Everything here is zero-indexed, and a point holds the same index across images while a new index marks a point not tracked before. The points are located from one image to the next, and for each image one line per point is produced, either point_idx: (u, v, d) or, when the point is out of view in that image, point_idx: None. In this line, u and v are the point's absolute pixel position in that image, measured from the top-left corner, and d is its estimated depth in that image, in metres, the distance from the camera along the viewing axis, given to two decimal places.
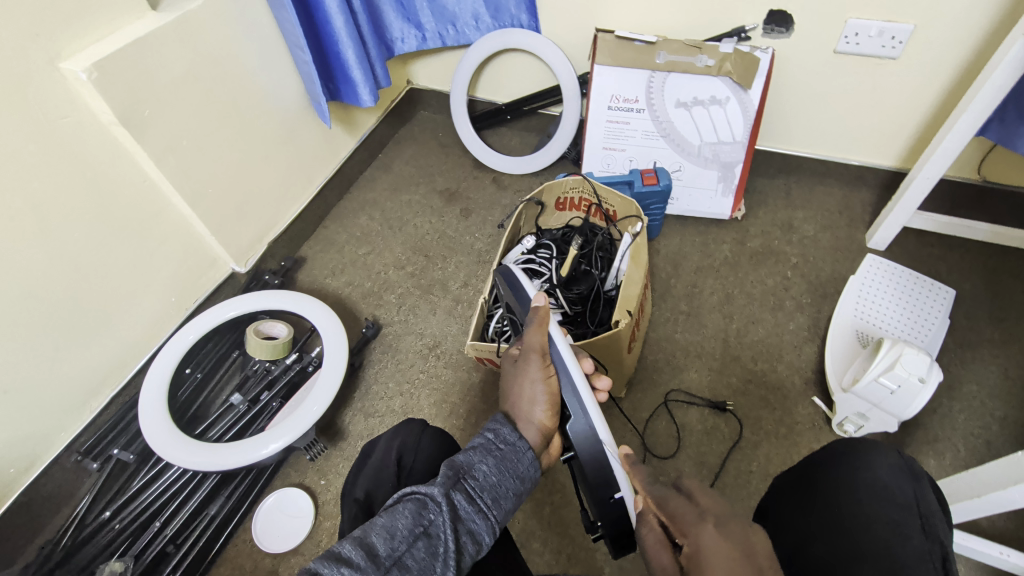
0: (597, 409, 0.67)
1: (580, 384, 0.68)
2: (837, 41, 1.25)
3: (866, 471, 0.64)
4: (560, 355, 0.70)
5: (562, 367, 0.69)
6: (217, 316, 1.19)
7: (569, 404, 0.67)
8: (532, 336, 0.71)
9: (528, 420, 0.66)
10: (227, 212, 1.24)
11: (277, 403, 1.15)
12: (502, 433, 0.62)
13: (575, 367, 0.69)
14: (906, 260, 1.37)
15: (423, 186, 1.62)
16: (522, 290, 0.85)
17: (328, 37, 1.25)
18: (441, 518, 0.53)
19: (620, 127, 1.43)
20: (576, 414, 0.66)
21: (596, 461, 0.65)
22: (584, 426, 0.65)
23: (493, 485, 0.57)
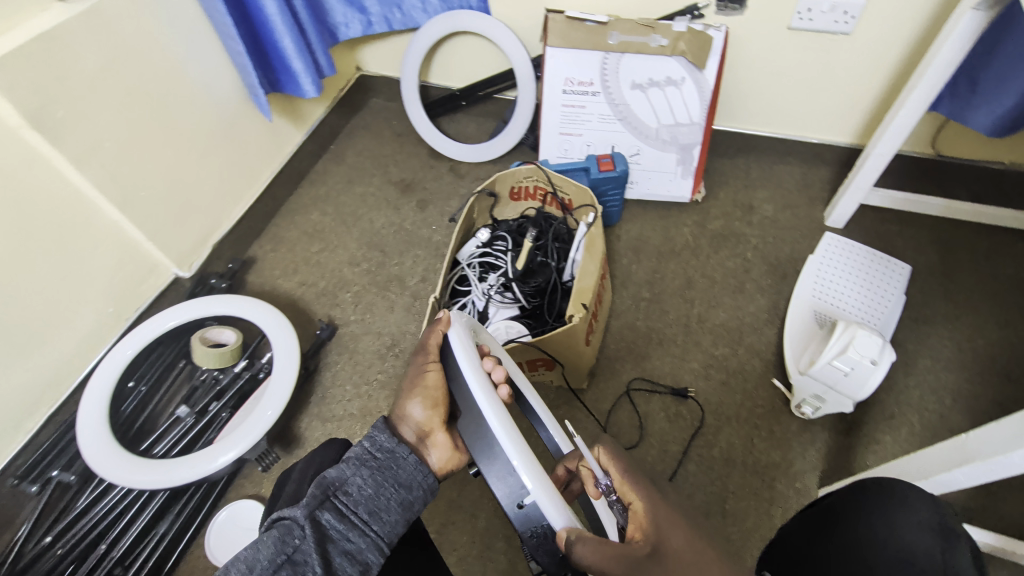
0: (489, 398, 0.53)
1: (477, 386, 0.55)
2: (791, 17, 1.22)
3: (889, 522, 0.53)
4: (451, 356, 0.58)
5: (456, 368, 0.57)
6: (157, 326, 1.14)
7: (458, 396, 0.56)
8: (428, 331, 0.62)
9: (406, 419, 0.63)
10: (163, 216, 1.18)
11: (226, 413, 1.12)
12: (378, 439, 0.59)
13: (471, 366, 0.56)
14: (864, 237, 1.37)
15: (378, 178, 1.57)
16: None
17: (262, 25, 1.18)
18: (307, 542, 0.49)
19: (577, 112, 1.39)
20: (465, 405, 0.55)
21: (508, 488, 0.50)
22: (483, 439, 0.52)
23: (369, 497, 0.55)
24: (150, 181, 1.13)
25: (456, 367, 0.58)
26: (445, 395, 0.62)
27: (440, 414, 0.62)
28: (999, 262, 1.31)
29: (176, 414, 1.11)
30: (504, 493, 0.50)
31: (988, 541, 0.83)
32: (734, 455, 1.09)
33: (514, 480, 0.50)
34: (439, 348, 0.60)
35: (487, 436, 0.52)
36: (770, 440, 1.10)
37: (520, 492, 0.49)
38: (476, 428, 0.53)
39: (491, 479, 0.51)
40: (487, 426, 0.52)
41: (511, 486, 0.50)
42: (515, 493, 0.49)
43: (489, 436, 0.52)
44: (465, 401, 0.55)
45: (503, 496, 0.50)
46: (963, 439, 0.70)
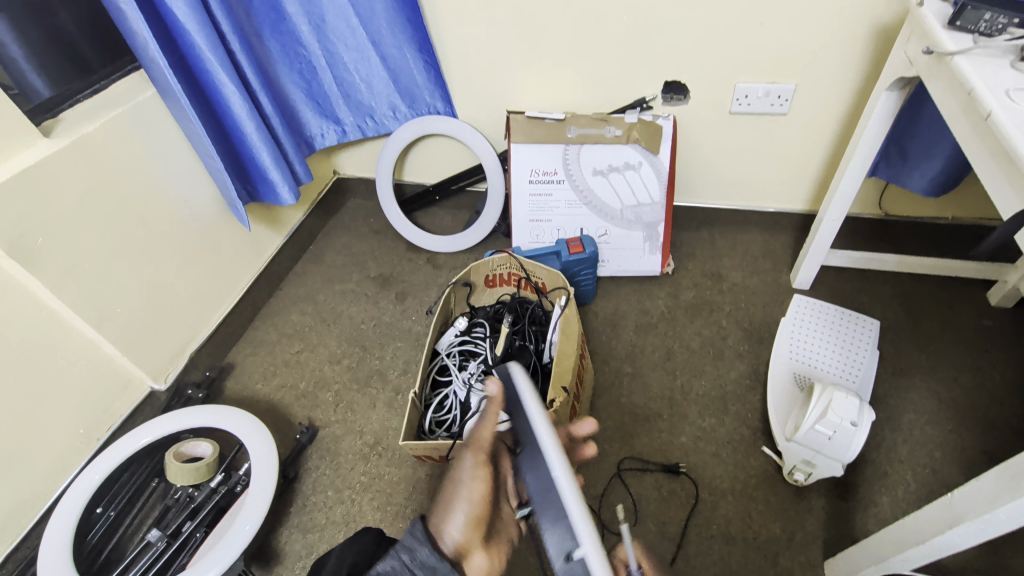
0: (556, 450, 0.59)
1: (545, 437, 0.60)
2: (731, 103, 1.34)
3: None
4: (520, 401, 0.65)
5: (524, 418, 0.63)
6: (129, 445, 1.10)
7: (524, 442, 0.61)
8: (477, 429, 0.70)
9: (445, 533, 0.59)
10: (138, 330, 1.18)
11: (201, 532, 1.06)
12: (418, 555, 0.54)
13: (539, 418, 0.62)
14: (831, 296, 1.42)
15: (357, 274, 1.60)
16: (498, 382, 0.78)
17: (240, 142, 1.25)
18: None
19: (544, 200, 1.47)
20: (530, 453, 0.60)
21: (560, 540, 0.53)
22: (545, 490, 0.57)
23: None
24: (126, 296, 1.15)
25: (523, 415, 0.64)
26: (487, 510, 0.62)
27: (481, 531, 0.61)
28: (962, 311, 1.35)
29: (147, 539, 1.05)
30: (555, 548, 0.53)
31: None
32: (734, 532, 1.05)
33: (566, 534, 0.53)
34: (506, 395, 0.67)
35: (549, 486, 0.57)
36: (768, 512, 1.07)
37: (572, 544, 0.53)
38: (539, 474, 0.58)
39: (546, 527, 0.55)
40: (551, 479, 0.57)
41: (565, 541, 0.53)
42: (564, 544, 0.53)
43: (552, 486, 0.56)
44: (532, 445, 0.60)
45: (556, 547, 0.53)
46: (947, 498, 0.69)
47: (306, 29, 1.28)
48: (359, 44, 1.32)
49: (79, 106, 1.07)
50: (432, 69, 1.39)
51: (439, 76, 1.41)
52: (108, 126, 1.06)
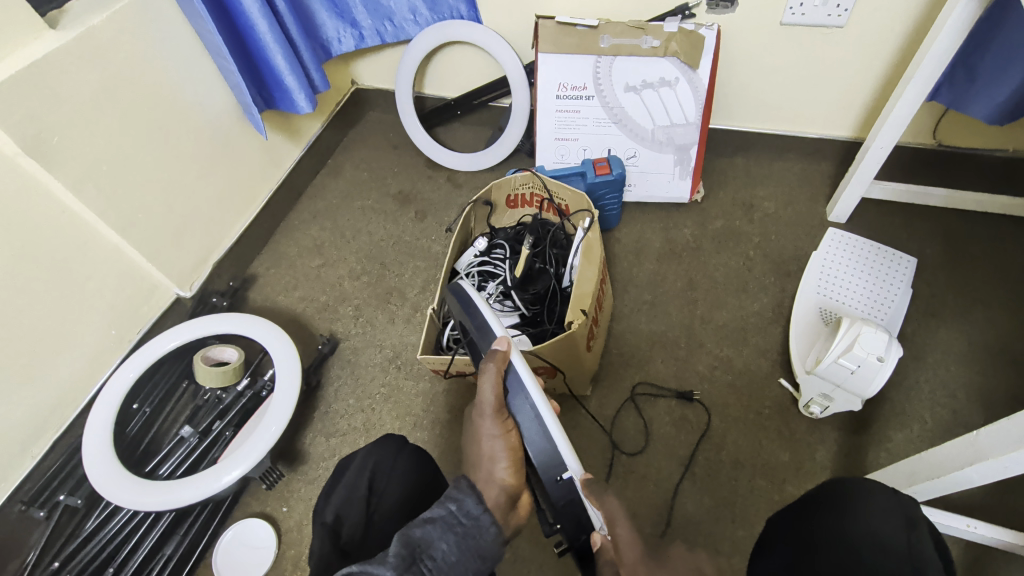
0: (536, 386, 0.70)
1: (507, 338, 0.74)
2: (783, 13, 1.21)
3: (859, 511, 0.61)
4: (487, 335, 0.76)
5: (481, 323, 0.78)
6: (158, 348, 1.15)
7: (514, 388, 0.71)
8: (484, 392, 0.70)
9: (491, 485, 0.64)
10: (161, 238, 1.20)
11: (229, 432, 1.13)
12: (465, 505, 0.58)
13: (495, 325, 0.77)
14: (868, 231, 1.35)
15: (376, 190, 1.57)
16: (475, 308, 0.80)
17: (253, 42, 1.18)
18: (441, 540, 0.53)
19: (571, 117, 1.39)
20: (520, 398, 0.70)
21: (533, 434, 0.68)
22: (522, 398, 0.70)
23: (452, 565, 0.52)
24: (147, 203, 1.15)
25: (485, 329, 0.77)
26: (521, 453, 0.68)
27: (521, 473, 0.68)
28: (1008, 251, 1.28)
29: (181, 435, 1.12)
30: (540, 453, 0.68)
31: (1005, 537, 0.82)
32: (743, 457, 1.07)
33: (539, 428, 0.68)
34: (464, 304, 0.81)
35: (516, 386, 0.71)
36: (779, 441, 1.08)
37: (559, 468, 0.67)
38: (513, 384, 0.71)
39: (523, 424, 0.69)
40: (522, 385, 0.70)
41: (551, 453, 0.67)
42: (552, 462, 0.67)
43: (521, 388, 0.70)
44: (513, 383, 0.71)
45: (541, 457, 0.68)
46: (971, 436, 0.68)
47: None
48: None
49: None
50: None
51: None
52: (116, 20, 1.01)
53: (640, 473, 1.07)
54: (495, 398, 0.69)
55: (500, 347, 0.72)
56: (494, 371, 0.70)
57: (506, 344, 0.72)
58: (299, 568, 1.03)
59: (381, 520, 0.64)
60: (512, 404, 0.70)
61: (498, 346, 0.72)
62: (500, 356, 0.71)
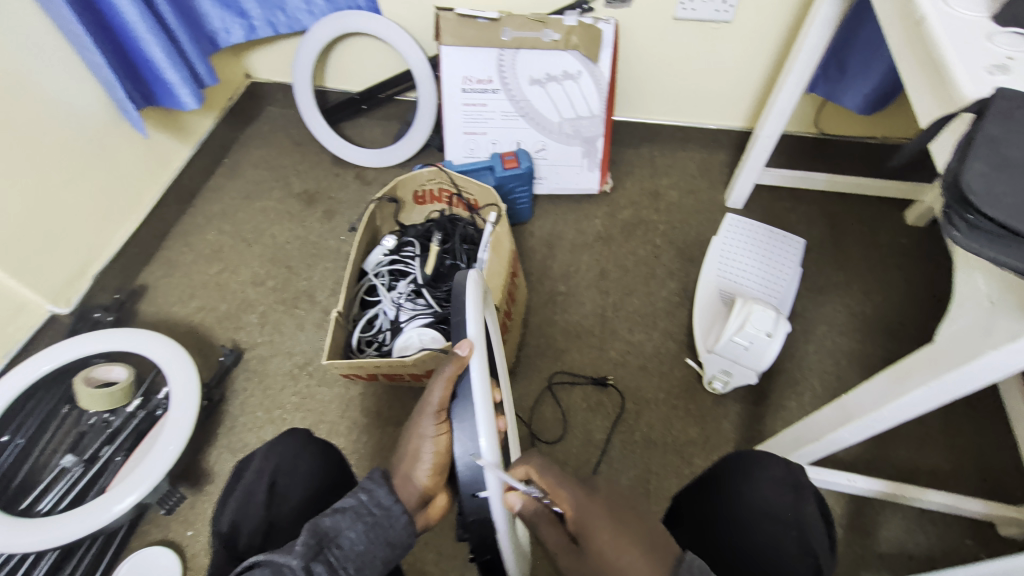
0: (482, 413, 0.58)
1: (474, 339, 0.60)
2: (675, 8, 1.26)
3: (752, 484, 0.66)
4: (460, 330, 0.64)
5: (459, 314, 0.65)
6: (28, 373, 1.03)
7: (461, 401, 0.59)
8: (431, 391, 0.62)
9: (408, 481, 0.63)
10: (25, 250, 1.07)
11: (121, 457, 1.03)
12: (376, 495, 0.58)
13: (474, 316, 0.63)
14: (761, 215, 1.44)
15: (279, 190, 1.49)
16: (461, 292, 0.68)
17: (122, 32, 1.09)
18: (349, 529, 0.55)
19: (478, 110, 1.38)
20: (461, 412, 0.59)
21: (462, 443, 0.58)
22: (464, 410, 0.59)
23: (359, 553, 0.55)
24: (2, 211, 1.02)
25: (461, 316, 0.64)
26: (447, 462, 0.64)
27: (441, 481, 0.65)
28: (879, 230, 1.42)
29: (62, 465, 1.01)
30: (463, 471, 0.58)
31: (877, 487, 0.92)
32: (656, 436, 1.11)
33: (471, 446, 0.57)
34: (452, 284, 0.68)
35: (464, 397, 0.59)
36: (688, 418, 1.13)
37: (476, 485, 0.57)
38: (461, 394, 0.60)
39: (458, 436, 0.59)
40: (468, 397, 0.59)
41: (470, 474, 0.57)
42: (475, 483, 0.58)
43: (468, 397, 0.59)
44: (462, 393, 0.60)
45: (465, 480, 0.58)
46: (843, 399, 0.73)
47: None
48: None
49: None
50: None
51: None
52: None
53: (560, 460, 1.08)
54: (439, 400, 0.62)
55: (460, 350, 0.60)
56: (446, 375, 0.61)
57: (466, 350, 0.60)
58: None
59: (280, 526, 0.64)
60: (455, 413, 0.60)
61: (459, 349, 0.60)
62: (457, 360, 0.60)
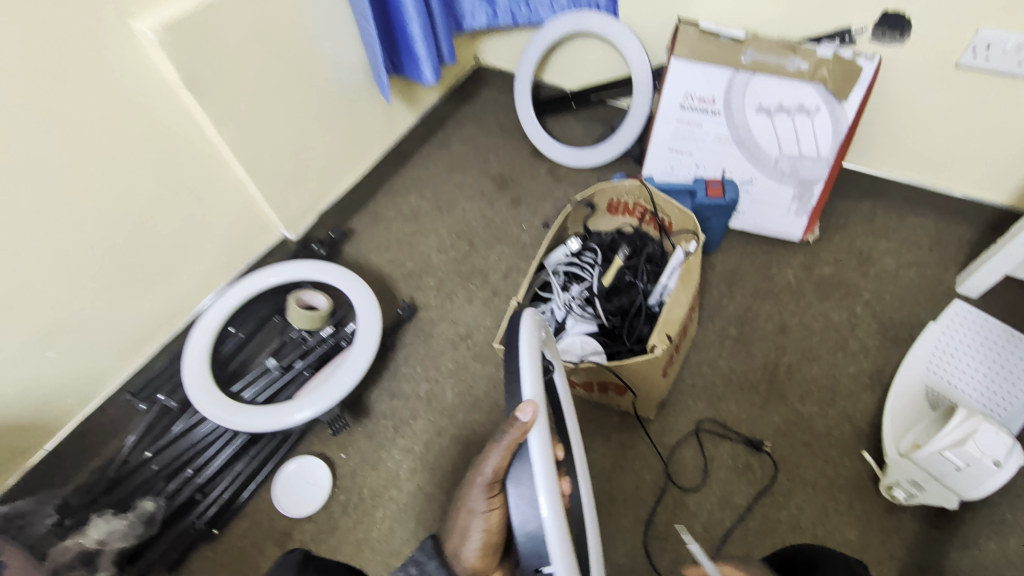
0: (546, 484, 0.58)
1: (536, 403, 0.61)
2: (962, 54, 1.10)
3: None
4: (517, 385, 0.63)
5: (514, 371, 0.64)
6: (259, 282, 1.24)
7: (521, 472, 0.60)
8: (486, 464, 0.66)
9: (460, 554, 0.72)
10: (282, 181, 1.29)
11: (308, 373, 1.20)
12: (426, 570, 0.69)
13: (529, 377, 0.63)
14: (1002, 312, 1.20)
15: (477, 169, 1.59)
16: (514, 346, 0.66)
17: (395, 7, 1.22)
18: None
19: (691, 130, 1.33)
20: (524, 480, 0.60)
21: (523, 513, 0.59)
22: (526, 478, 0.60)
23: None
24: (275, 146, 1.23)
25: (517, 378, 0.64)
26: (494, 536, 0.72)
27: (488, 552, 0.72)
28: None
29: (265, 366, 1.20)
30: (526, 545, 0.59)
31: None
32: (804, 523, 1.00)
33: (532, 514, 0.58)
34: (507, 337, 0.67)
35: (524, 465, 0.60)
36: (847, 517, 1.00)
37: (539, 560, 0.58)
38: (523, 461, 0.60)
39: (517, 502, 0.60)
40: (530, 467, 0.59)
41: (535, 548, 0.58)
42: (537, 555, 0.59)
43: (530, 465, 0.60)
44: (526, 463, 0.60)
45: (527, 551, 0.59)
46: None
47: None
48: None
49: None
50: None
51: None
52: None
53: (689, 511, 1.03)
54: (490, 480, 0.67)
55: (522, 417, 0.60)
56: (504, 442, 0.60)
57: (529, 415, 0.59)
58: (345, 513, 1.09)
59: None
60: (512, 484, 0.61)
61: (520, 415, 0.60)
62: (519, 431, 0.59)
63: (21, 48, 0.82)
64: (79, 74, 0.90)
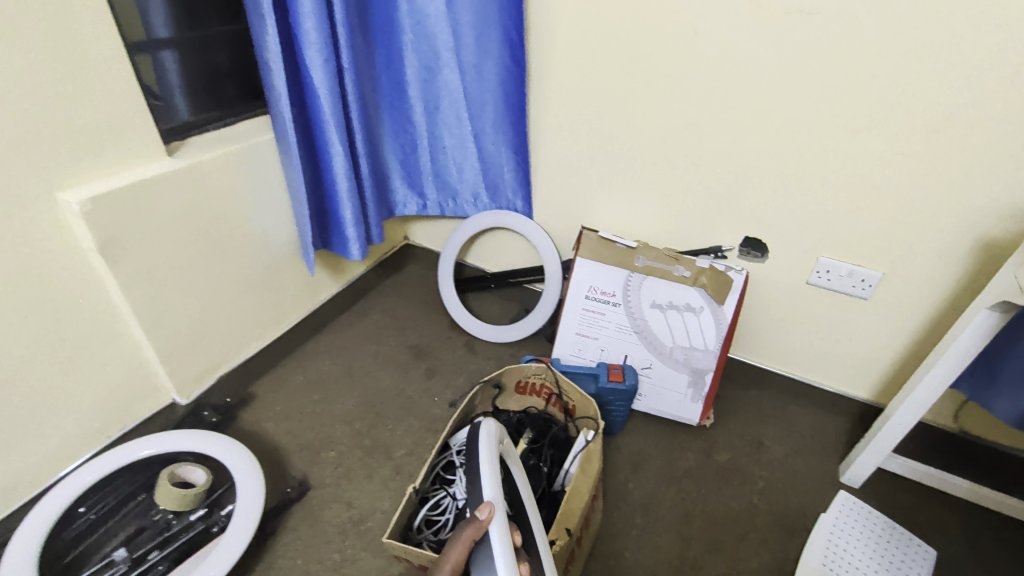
0: (509, 573, 0.65)
1: (493, 502, 0.70)
2: (810, 273, 1.32)
3: None
4: (478, 480, 0.74)
5: (477, 469, 0.75)
6: (129, 454, 1.12)
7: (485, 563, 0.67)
8: (446, 555, 0.70)
9: None
10: (184, 344, 1.24)
11: (163, 566, 1.01)
12: None
13: (490, 474, 0.74)
14: (882, 504, 1.27)
15: (395, 338, 1.61)
16: (477, 448, 0.78)
17: (331, 195, 1.34)
18: None
19: (595, 317, 1.45)
20: (488, 573, 0.66)
21: None
22: (487, 565, 0.67)
23: None
24: (185, 309, 1.21)
25: (479, 475, 0.75)
26: None
27: None
28: None
29: (111, 557, 1.02)
30: None
31: None
32: None
33: None
34: (468, 443, 0.80)
35: (489, 556, 0.67)
36: None
37: None
38: (486, 556, 0.68)
39: None
40: (493, 556, 0.67)
41: None
42: None
43: (491, 559, 0.67)
44: (488, 557, 0.67)
45: None
46: None
47: (420, 111, 1.41)
48: (462, 133, 1.43)
49: (205, 135, 1.23)
50: (521, 170, 1.47)
51: (525, 179, 1.49)
52: (227, 159, 1.18)
53: None
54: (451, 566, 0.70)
55: (479, 515, 0.69)
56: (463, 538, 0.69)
57: (487, 513, 0.69)
58: None
59: None
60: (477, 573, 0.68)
61: (480, 513, 0.69)
62: (478, 526, 0.68)
63: None
64: None
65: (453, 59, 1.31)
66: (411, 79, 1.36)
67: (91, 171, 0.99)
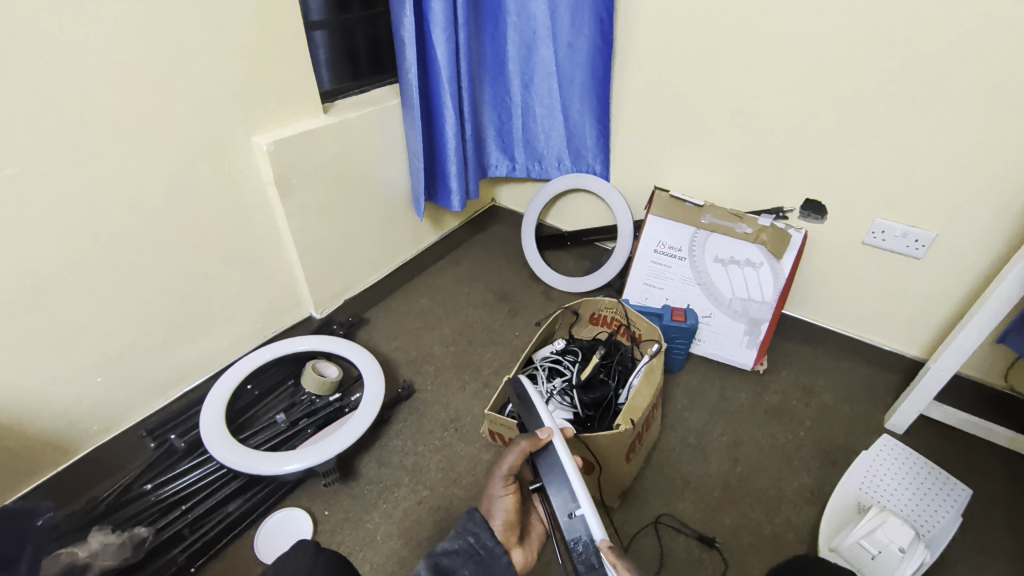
0: (574, 469, 0.80)
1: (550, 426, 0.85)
2: (866, 234, 1.44)
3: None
4: (534, 413, 0.90)
5: (532, 409, 0.91)
6: (287, 347, 1.42)
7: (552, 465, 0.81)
8: (505, 459, 0.83)
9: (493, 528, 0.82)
10: (322, 269, 1.54)
11: (311, 430, 1.32)
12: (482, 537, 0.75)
13: (544, 412, 0.89)
14: (924, 448, 1.38)
15: (482, 283, 1.86)
16: (527, 396, 0.94)
17: (440, 152, 1.59)
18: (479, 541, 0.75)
19: (662, 269, 1.63)
20: (556, 473, 0.80)
21: (558, 490, 0.78)
22: (551, 465, 0.81)
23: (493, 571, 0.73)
24: (326, 239, 1.51)
25: (534, 413, 0.90)
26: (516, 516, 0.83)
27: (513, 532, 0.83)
28: None
29: (274, 419, 1.33)
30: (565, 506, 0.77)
31: None
32: None
33: (565, 485, 0.78)
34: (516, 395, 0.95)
35: (553, 460, 0.81)
36: None
37: (574, 507, 0.76)
38: (552, 461, 0.81)
39: (553, 482, 0.79)
40: (557, 458, 0.81)
41: (567, 500, 0.77)
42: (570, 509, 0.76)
43: (555, 464, 0.81)
44: (552, 459, 0.82)
45: (561, 504, 0.77)
46: None
47: (516, 83, 1.63)
48: (552, 103, 1.64)
49: (348, 99, 1.51)
50: (602, 137, 1.67)
51: (605, 145, 1.68)
52: (365, 117, 1.45)
53: None
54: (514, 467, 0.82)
55: (540, 433, 0.84)
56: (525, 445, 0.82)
57: (546, 431, 0.84)
58: None
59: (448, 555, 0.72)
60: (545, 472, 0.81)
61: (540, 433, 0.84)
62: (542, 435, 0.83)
63: (175, 141, 1.12)
64: (205, 164, 1.19)
65: (549, 37, 1.52)
66: (512, 54, 1.58)
67: (273, 121, 1.29)
